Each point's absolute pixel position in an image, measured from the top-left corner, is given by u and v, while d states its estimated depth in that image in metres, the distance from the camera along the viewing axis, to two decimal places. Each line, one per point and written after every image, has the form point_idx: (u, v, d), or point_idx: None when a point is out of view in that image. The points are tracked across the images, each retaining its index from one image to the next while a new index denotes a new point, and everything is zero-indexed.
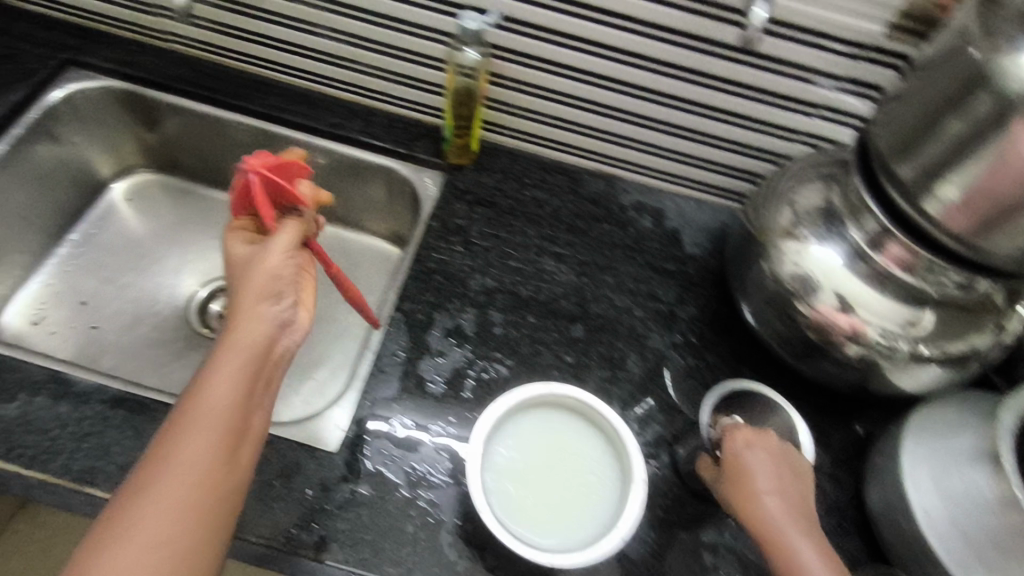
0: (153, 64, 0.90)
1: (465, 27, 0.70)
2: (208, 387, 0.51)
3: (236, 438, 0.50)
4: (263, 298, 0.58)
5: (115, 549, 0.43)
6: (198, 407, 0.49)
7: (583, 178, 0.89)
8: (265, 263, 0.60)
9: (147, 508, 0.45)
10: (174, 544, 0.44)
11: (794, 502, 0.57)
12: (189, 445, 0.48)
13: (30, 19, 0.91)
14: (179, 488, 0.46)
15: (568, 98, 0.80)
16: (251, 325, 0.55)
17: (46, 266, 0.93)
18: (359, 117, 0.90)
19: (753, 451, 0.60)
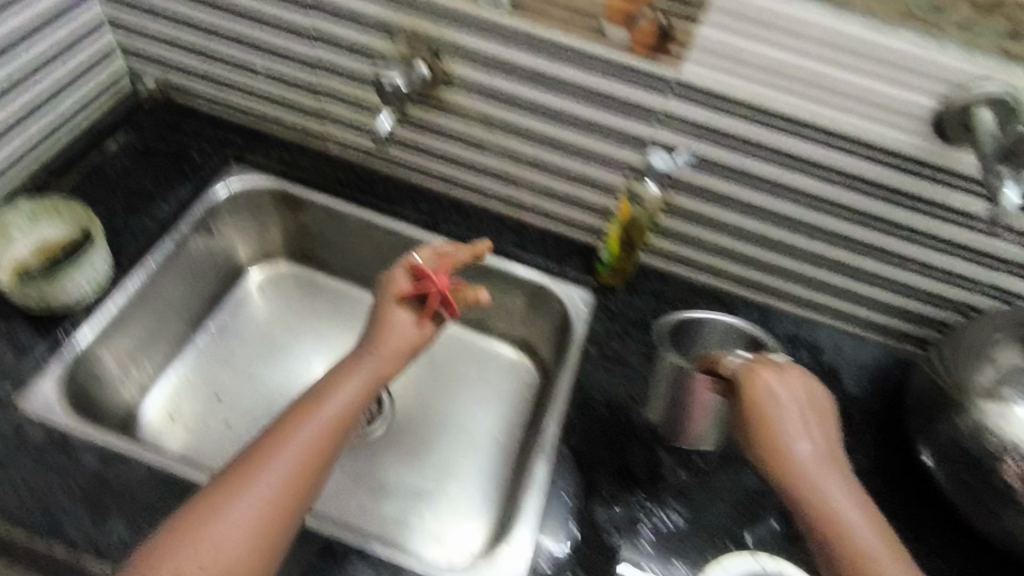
0: (310, 165, 0.91)
1: (653, 165, 0.70)
2: (314, 407, 0.60)
3: (325, 456, 0.59)
4: (379, 344, 0.66)
5: (200, 540, 0.52)
6: (299, 423, 0.59)
7: (735, 306, 0.87)
8: (393, 325, 0.68)
9: (221, 524, 0.53)
10: (250, 536, 0.53)
11: (824, 449, 0.58)
12: (283, 456, 0.57)
13: (199, 116, 0.94)
14: (263, 497, 0.54)
15: (738, 231, 0.78)
16: (375, 361, 0.65)
17: (182, 356, 0.92)
18: (509, 231, 0.89)
19: (750, 395, 0.59)
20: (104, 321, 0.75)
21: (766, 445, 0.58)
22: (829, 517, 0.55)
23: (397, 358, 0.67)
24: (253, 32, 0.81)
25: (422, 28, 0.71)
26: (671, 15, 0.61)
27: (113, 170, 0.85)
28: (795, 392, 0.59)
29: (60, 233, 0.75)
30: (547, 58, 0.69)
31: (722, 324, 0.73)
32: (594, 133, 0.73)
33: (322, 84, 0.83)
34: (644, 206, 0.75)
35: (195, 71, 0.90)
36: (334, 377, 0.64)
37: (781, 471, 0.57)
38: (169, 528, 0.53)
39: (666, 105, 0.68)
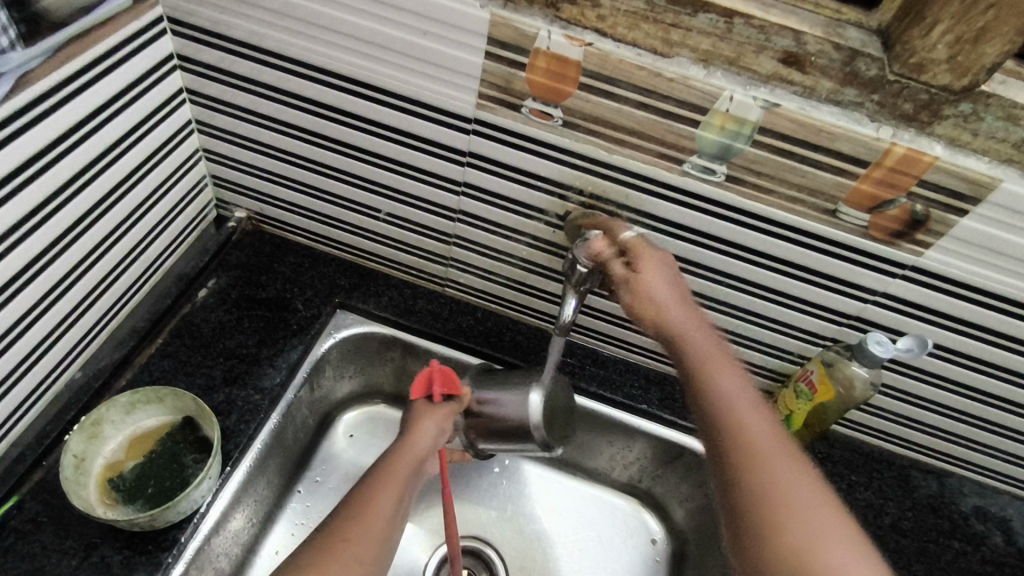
0: (432, 310, 0.81)
1: (868, 350, 0.61)
2: (376, 505, 0.59)
3: (390, 538, 0.58)
4: (411, 450, 0.65)
5: (318, 554, 0.53)
6: (387, 481, 0.61)
7: (912, 476, 0.76)
8: (424, 437, 0.67)
9: (338, 543, 0.54)
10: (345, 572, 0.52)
11: (764, 423, 0.51)
12: (365, 538, 0.55)
13: (298, 252, 0.82)
14: (367, 532, 0.56)
15: (940, 405, 0.69)
16: (414, 445, 0.66)
17: (270, 535, 0.73)
18: (656, 385, 0.80)
19: (676, 318, 0.60)
20: (212, 529, 0.61)
21: (712, 395, 0.54)
22: (780, 492, 0.47)
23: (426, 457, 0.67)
24: (382, 177, 0.70)
25: (606, 191, 0.61)
26: (931, 203, 0.52)
27: (207, 326, 0.73)
28: (694, 312, 0.61)
29: (159, 423, 0.63)
30: (756, 232, 0.59)
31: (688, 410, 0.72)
32: (790, 306, 0.65)
33: (457, 231, 0.72)
34: (845, 388, 0.65)
35: (298, 206, 0.78)
36: (381, 475, 0.62)
37: (730, 426, 0.51)
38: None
39: (887, 287, 0.59)
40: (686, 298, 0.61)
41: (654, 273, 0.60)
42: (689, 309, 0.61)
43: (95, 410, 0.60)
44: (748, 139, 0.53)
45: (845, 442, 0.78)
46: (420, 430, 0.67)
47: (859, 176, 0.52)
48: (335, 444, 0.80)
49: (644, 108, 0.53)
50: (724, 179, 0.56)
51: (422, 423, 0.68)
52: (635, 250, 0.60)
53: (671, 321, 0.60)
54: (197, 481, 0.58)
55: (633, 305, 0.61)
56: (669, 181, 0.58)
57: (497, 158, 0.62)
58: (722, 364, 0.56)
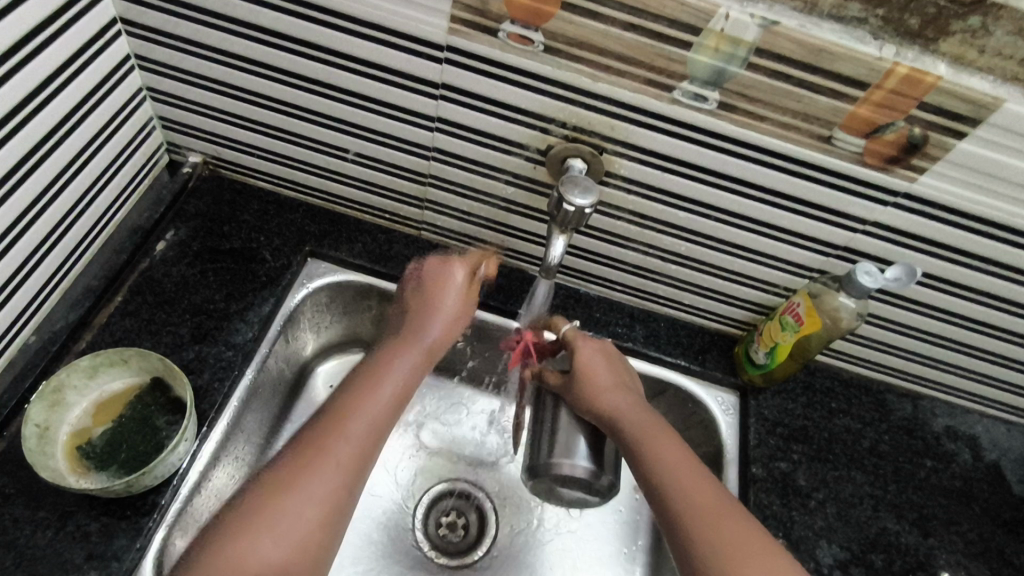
0: (408, 255, 0.77)
1: (857, 282, 0.60)
2: (350, 413, 0.57)
3: (367, 452, 0.56)
4: (403, 353, 0.64)
5: (286, 488, 0.52)
6: (358, 397, 0.58)
7: (888, 400, 0.78)
8: (416, 339, 0.65)
9: (300, 472, 0.52)
10: (304, 509, 0.51)
11: (675, 449, 0.58)
12: (334, 447, 0.54)
13: (261, 198, 0.77)
14: (321, 459, 0.54)
15: (920, 332, 0.70)
16: (394, 356, 0.63)
17: None
18: (640, 323, 0.78)
19: (607, 401, 0.62)
20: (192, 490, 0.59)
21: (647, 464, 0.57)
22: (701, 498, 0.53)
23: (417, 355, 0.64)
24: (349, 115, 0.65)
25: (592, 123, 0.57)
26: (929, 126, 0.50)
27: (169, 281, 0.69)
28: (621, 378, 0.64)
29: (124, 386, 0.59)
30: (748, 163, 0.57)
31: (674, 381, 0.75)
32: (778, 238, 0.63)
33: (431, 170, 0.68)
34: (832, 321, 0.64)
35: (258, 148, 0.73)
36: (365, 382, 0.60)
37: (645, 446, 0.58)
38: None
39: (877, 217, 0.58)
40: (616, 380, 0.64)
41: (590, 365, 0.64)
42: (625, 390, 0.63)
43: (52, 376, 0.56)
44: (744, 62, 0.49)
45: (825, 370, 0.79)
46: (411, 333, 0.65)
47: (858, 99, 0.49)
48: (316, 396, 0.79)
49: (633, 29, 0.49)
50: (716, 107, 0.53)
51: (415, 324, 0.66)
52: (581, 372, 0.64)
53: (612, 408, 0.61)
54: (174, 444, 0.55)
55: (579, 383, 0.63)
56: (657, 111, 0.54)
57: (472, 90, 0.58)
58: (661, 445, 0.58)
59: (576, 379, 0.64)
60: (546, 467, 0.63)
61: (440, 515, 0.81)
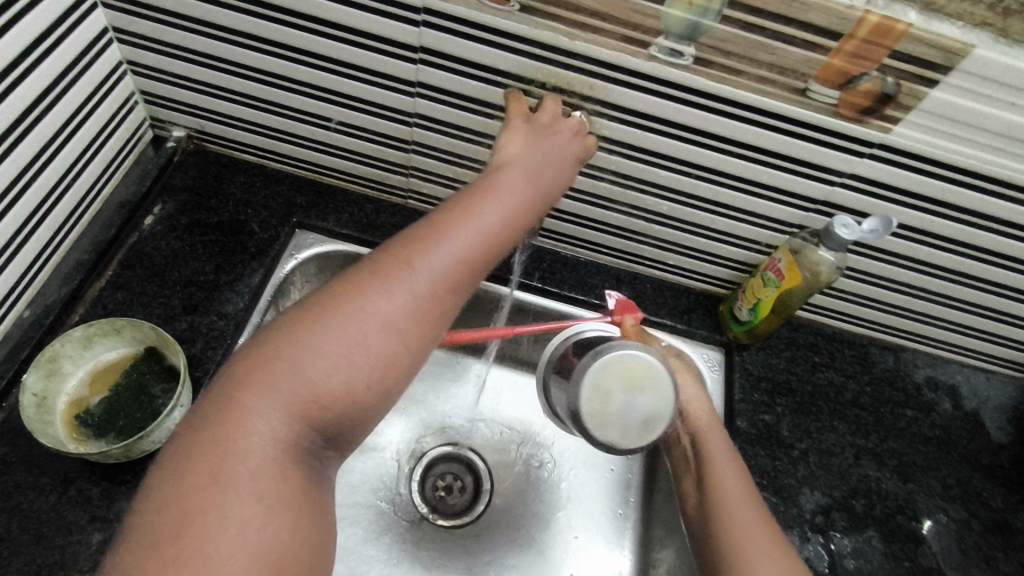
0: (395, 224, 0.78)
1: (835, 234, 0.61)
2: (420, 254, 0.45)
3: (443, 301, 0.45)
4: (485, 198, 0.49)
5: (350, 321, 0.41)
6: (433, 235, 0.46)
7: (870, 353, 0.80)
8: (500, 186, 0.51)
9: (368, 312, 0.42)
10: (384, 320, 0.42)
11: (726, 450, 0.60)
12: (401, 287, 0.43)
13: (247, 170, 0.78)
14: (384, 305, 0.42)
15: (900, 285, 0.71)
16: (479, 192, 0.50)
17: None
18: (626, 284, 0.79)
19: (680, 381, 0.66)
20: None
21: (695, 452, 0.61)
22: (736, 502, 0.56)
23: (537, 187, 0.54)
24: (331, 83, 0.65)
25: (570, 83, 0.58)
26: (901, 75, 0.50)
27: (159, 254, 0.70)
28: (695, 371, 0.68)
29: (120, 356, 0.60)
30: (726, 118, 0.57)
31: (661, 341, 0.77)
32: (759, 194, 0.64)
33: (414, 137, 0.68)
34: (811, 275, 0.65)
35: (242, 119, 0.73)
36: (435, 225, 0.47)
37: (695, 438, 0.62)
38: (163, 470, 0.37)
39: (853, 169, 0.59)
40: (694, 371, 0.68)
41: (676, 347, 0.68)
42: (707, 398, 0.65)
43: (48, 346, 0.57)
44: (718, 15, 0.49)
45: (808, 325, 0.80)
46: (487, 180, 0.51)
47: (831, 49, 0.50)
48: None
49: None
50: (693, 63, 0.53)
51: (512, 170, 0.53)
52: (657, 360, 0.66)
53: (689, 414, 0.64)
54: (170, 408, 0.56)
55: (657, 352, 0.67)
56: (634, 68, 0.55)
57: (451, 53, 0.58)
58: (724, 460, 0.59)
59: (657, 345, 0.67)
60: (592, 361, 0.59)
61: (438, 479, 0.83)
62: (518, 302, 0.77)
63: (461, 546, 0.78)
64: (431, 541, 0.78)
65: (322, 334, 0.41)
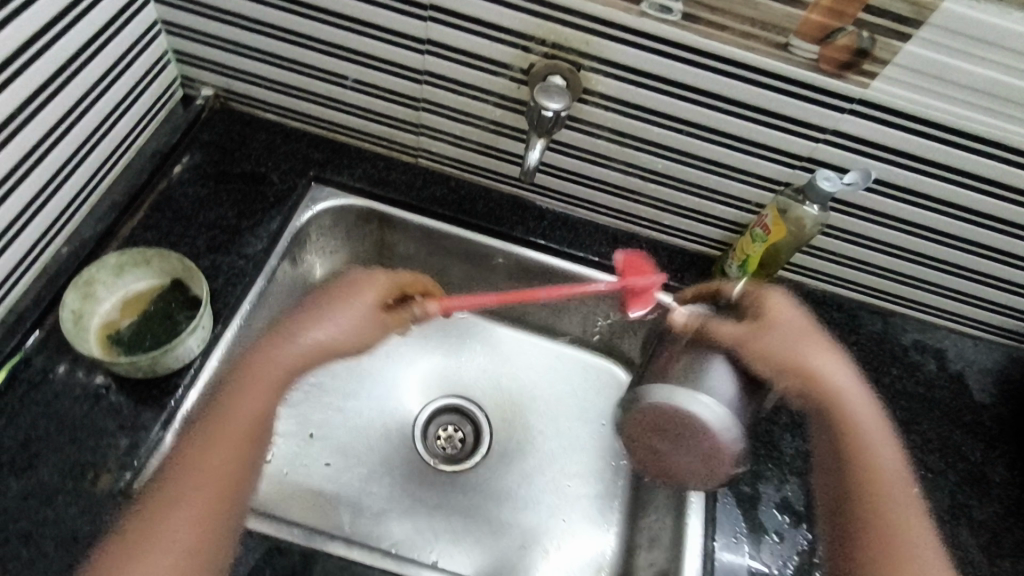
0: (406, 181, 0.83)
1: (817, 186, 0.64)
2: (243, 403, 0.58)
3: (252, 450, 0.57)
4: (309, 330, 0.61)
5: (186, 483, 0.54)
6: (253, 381, 0.58)
7: (859, 316, 0.82)
8: (337, 315, 0.62)
9: (200, 474, 0.54)
10: (208, 484, 0.54)
11: (893, 463, 0.63)
12: (225, 440, 0.56)
13: (269, 128, 0.83)
14: (213, 459, 0.55)
15: (886, 246, 0.73)
16: (294, 327, 0.61)
17: None
18: (623, 244, 0.83)
19: (827, 368, 0.64)
20: (211, 379, 0.65)
21: (846, 450, 0.63)
22: (891, 523, 0.59)
23: (363, 312, 0.63)
24: (348, 41, 0.70)
25: (568, 39, 0.62)
26: (876, 30, 0.54)
27: (186, 200, 0.75)
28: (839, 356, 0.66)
29: (148, 285, 0.65)
30: (712, 74, 0.61)
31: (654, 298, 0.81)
32: (746, 151, 0.68)
33: (425, 95, 0.73)
34: (794, 228, 0.68)
35: (265, 79, 0.78)
36: (254, 366, 0.59)
37: (851, 437, 0.63)
38: None
39: (836, 125, 0.62)
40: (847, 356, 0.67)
41: (808, 346, 0.64)
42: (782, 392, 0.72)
43: (85, 270, 0.62)
44: None
45: (798, 288, 0.83)
46: (331, 300, 0.63)
47: (809, 5, 0.54)
48: None
49: None
50: (681, 18, 0.58)
51: (333, 307, 0.63)
52: (765, 324, 0.62)
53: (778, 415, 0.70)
54: (192, 329, 0.61)
55: (782, 345, 0.62)
56: (627, 24, 0.59)
57: (458, 11, 0.63)
58: (877, 445, 0.63)
59: (789, 330, 0.63)
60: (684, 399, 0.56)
61: (439, 431, 0.87)
62: (520, 260, 0.81)
63: (459, 488, 0.83)
64: (432, 484, 0.82)
65: (165, 503, 0.53)
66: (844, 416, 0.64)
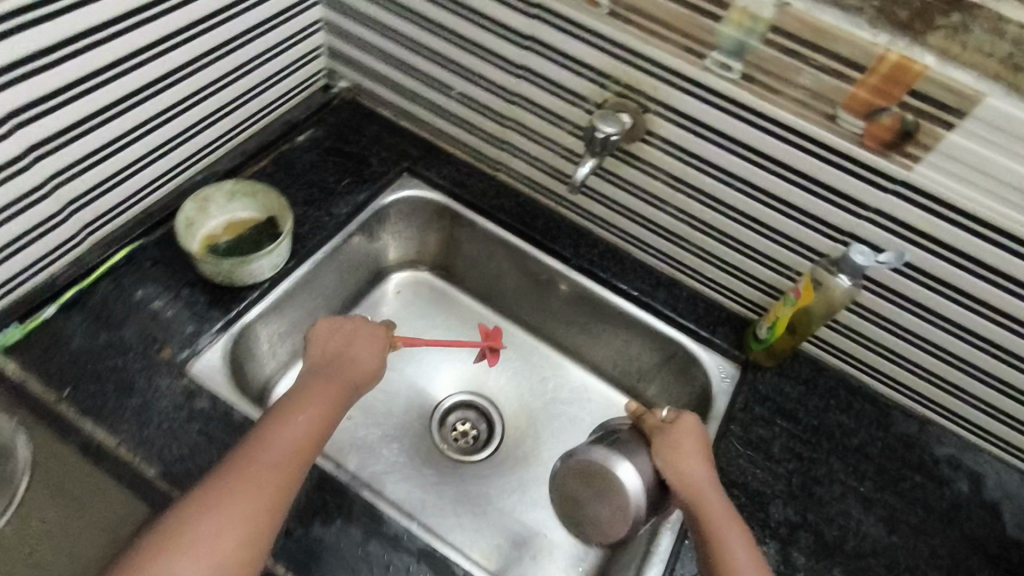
0: (482, 188, 0.93)
1: (850, 258, 0.66)
2: (293, 416, 0.63)
3: (299, 466, 0.60)
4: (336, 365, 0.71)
5: (236, 493, 0.56)
6: (306, 397, 0.65)
7: (893, 415, 0.79)
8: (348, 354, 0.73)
9: (246, 486, 0.56)
10: (255, 496, 0.56)
11: (738, 556, 0.59)
12: (276, 454, 0.59)
13: (382, 123, 0.97)
14: (262, 476, 0.57)
15: (927, 345, 0.72)
16: (323, 366, 0.71)
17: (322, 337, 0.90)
18: (664, 287, 0.87)
19: (692, 484, 0.63)
20: (270, 303, 0.77)
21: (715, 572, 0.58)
22: None
23: (354, 360, 0.72)
24: (458, 58, 0.82)
25: (638, 82, 0.70)
26: (920, 114, 0.57)
27: (300, 162, 0.89)
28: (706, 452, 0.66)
29: (251, 216, 0.79)
30: (763, 133, 0.66)
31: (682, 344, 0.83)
32: (789, 214, 0.71)
33: (512, 114, 0.83)
34: (825, 299, 0.71)
35: (388, 80, 0.92)
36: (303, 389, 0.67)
37: (707, 540, 0.60)
38: None
39: (876, 202, 0.64)
40: (707, 474, 0.64)
41: (685, 442, 0.65)
42: (708, 465, 0.65)
43: (206, 189, 0.76)
44: (762, 37, 0.60)
45: (833, 371, 0.82)
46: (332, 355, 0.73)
47: (856, 81, 0.58)
48: (385, 296, 0.98)
49: (675, 1, 0.62)
50: (739, 77, 0.63)
51: (342, 354, 0.73)
52: None
53: (691, 481, 0.63)
54: (267, 252, 0.73)
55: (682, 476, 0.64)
56: (691, 75, 0.66)
57: (550, 44, 0.73)
58: (735, 546, 0.59)
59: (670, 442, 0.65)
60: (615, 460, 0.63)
61: (457, 423, 0.93)
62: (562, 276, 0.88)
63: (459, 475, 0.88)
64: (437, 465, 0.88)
65: (218, 508, 0.55)
66: (699, 520, 0.61)
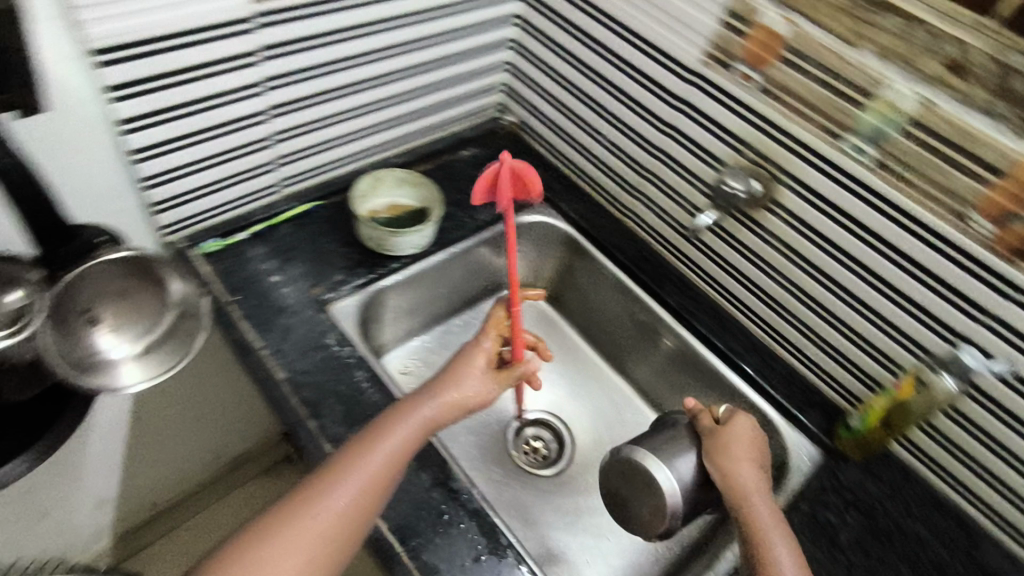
0: (608, 229, 1.01)
1: (959, 358, 0.66)
2: (393, 432, 0.63)
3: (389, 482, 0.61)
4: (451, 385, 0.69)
5: (327, 496, 0.58)
6: (408, 412, 0.65)
7: (984, 546, 0.74)
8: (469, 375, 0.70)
9: (336, 493, 0.58)
10: (344, 504, 0.58)
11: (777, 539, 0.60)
12: (368, 469, 0.60)
13: (534, 156, 1.10)
14: (352, 488, 0.58)
15: None
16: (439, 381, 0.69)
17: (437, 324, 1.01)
18: (761, 357, 0.89)
19: (741, 476, 0.65)
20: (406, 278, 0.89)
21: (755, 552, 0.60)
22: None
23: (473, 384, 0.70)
24: (614, 109, 0.92)
25: (774, 154, 0.76)
26: None
27: (458, 172, 1.03)
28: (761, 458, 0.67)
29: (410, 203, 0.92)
30: (888, 221, 0.69)
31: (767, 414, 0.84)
32: (902, 305, 0.71)
33: (651, 166, 0.91)
34: (927, 399, 0.70)
35: (548, 120, 1.04)
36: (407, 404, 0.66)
37: (748, 524, 0.61)
38: None
39: (996, 308, 0.64)
40: (759, 467, 0.66)
41: (743, 443, 0.67)
42: (757, 468, 0.66)
43: (382, 172, 0.91)
44: (901, 129, 0.64)
45: (924, 483, 0.78)
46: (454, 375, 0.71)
47: (993, 184, 0.60)
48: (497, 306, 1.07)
49: (823, 86, 0.68)
50: (873, 163, 0.67)
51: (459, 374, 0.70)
52: None
53: (734, 481, 0.64)
54: (415, 231, 0.86)
55: (729, 471, 0.65)
56: (825, 155, 0.71)
57: (700, 108, 0.81)
58: (770, 526, 0.61)
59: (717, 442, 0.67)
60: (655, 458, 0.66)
61: (532, 439, 0.97)
62: (662, 323, 0.93)
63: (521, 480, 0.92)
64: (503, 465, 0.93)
65: (309, 510, 0.57)
66: (741, 506, 0.63)
